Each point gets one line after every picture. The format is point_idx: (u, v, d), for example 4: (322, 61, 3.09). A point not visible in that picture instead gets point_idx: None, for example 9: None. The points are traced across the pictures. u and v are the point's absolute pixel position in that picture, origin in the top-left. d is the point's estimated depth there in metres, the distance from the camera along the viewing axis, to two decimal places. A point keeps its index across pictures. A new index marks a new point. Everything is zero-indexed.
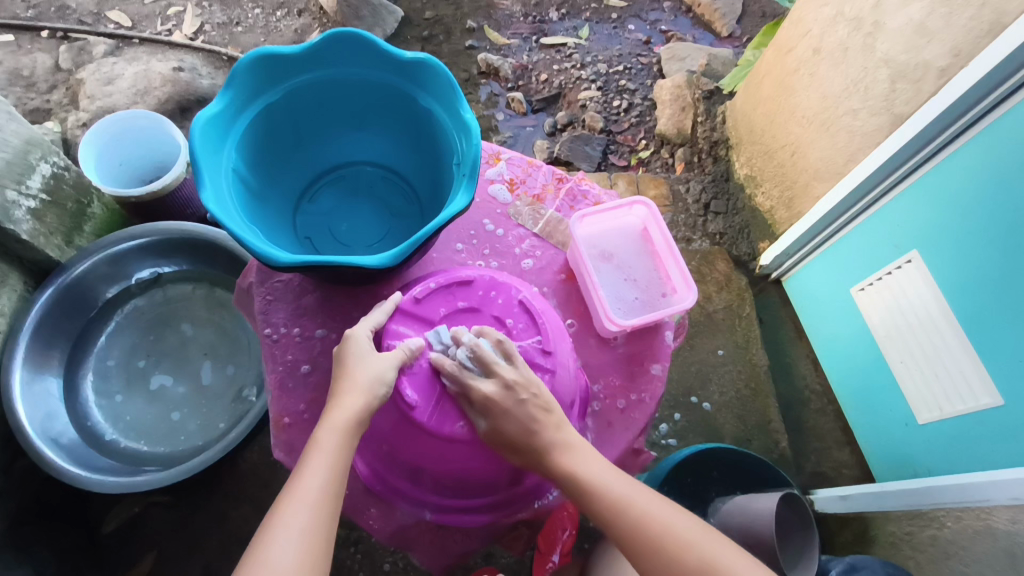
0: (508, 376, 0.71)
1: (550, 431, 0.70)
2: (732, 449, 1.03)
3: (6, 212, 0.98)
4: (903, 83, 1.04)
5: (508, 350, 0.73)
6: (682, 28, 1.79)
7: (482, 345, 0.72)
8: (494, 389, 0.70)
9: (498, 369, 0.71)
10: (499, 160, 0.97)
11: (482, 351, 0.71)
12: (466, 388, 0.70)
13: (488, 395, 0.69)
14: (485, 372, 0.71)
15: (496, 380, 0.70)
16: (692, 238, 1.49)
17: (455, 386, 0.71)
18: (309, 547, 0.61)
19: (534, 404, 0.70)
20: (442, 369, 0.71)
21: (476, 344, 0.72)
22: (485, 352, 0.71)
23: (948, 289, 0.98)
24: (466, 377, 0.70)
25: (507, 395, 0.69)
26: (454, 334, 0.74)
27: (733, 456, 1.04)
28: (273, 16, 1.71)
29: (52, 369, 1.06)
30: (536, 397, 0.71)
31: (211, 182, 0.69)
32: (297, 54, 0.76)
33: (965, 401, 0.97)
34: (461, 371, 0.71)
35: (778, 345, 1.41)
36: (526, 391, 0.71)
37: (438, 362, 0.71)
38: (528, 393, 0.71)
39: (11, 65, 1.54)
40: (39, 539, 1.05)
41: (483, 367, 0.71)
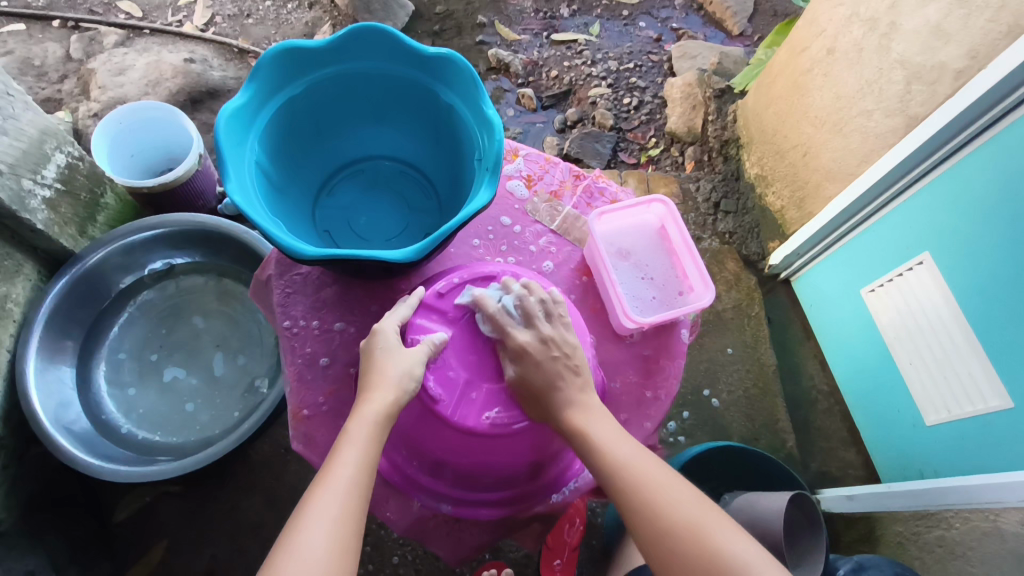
0: (546, 330, 0.74)
1: (583, 405, 0.72)
2: (717, 447, 1.01)
3: (22, 201, 0.98)
4: (918, 84, 1.04)
5: (550, 308, 0.76)
6: (693, 27, 1.79)
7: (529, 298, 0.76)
8: (530, 339, 0.73)
9: (538, 322, 0.74)
10: (516, 156, 0.98)
11: (526, 302, 0.75)
12: (503, 333, 0.74)
13: (522, 345, 0.72)
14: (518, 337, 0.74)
15: (535, 333, 0.74)
16: (702, 236, 1.49)
17: (494, 332, 0.75)
18: (338, 535, 0.62)
19: (563, 362, 0.73)
20: (484, 309, 0.74)
21: (523, 295, 0.75)
22: (529, 304, 0.75)
23: (959, 292, 0.99)
24: (506, 322, 0.74)
25: (541, 348, 0.73)
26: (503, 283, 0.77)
27: (720, 454, 1.03)
28: (284, 8, 1.70)
29: (65, 359, 1.07)
30: (567, 356, 0.74)
31: (235, 174, 0.69)
32: (319, 47, 0.76)
33: (974, 403, 0.98)
34: (505, 315, 0.74)
35: (786, 344, 1.41)
36: (559, 350, 0.74)
37: (482, 302, 0.75)
38: (562, 351, 0.74)
39: (22, 54, 1.54)
40: (52, 527, 1.06)
41: (528, 318, 0.75)
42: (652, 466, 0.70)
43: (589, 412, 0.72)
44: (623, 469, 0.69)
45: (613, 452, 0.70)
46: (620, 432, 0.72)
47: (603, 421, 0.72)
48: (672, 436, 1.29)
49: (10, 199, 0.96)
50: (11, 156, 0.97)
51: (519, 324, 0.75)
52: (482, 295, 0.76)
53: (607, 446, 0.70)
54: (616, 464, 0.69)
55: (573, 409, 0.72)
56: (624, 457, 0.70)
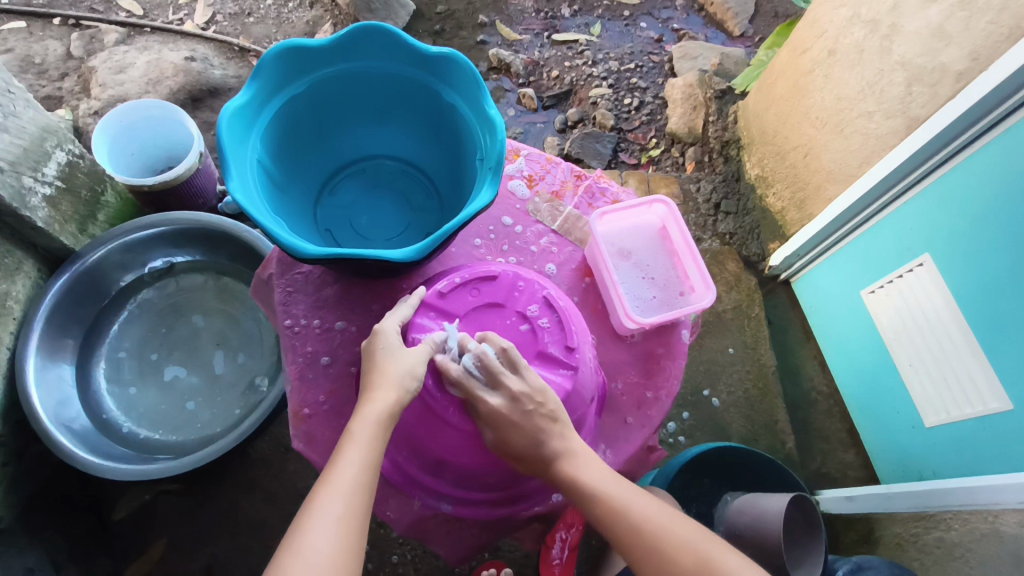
0: (516, 387, 0.70)
1: (570, 452, 0.72)
2: (726, 448, 1.00)
3: (22, 199, 0.98)
4: (919, 86, 1.04)
5: (512, 359, 0.72)
6: (694, 27, 1.79)
7: (488, 353, 0.71)
8: (501, 402, 0.70)
9: (504, 382, 0.70)
10: (518, 156, 0.98)
11: (488, 361, 0.71)
12: (472, 398, 0.70)
13: (493, 410, 0.69)
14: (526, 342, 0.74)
15: (503, 393, 0.70)
16: (702, 237, 1.49)
17: (459, 394, 0.72)
18: (343, 535, 0.62)
19: (540, 414, 0.71)
20: (447, 374, 0.71)
21: (481, 353, 0.71)
22: (489, 362, 0.71)
23: (959, 294, 0.99)
24: (472, 386, 0.70)
25: (513, 409, 0.69)
26: (462, 339, 0.73)
27: (719, 453, 1.02)
28: (285, 7, 1.70)
29: (65, 357, 1.07)
30: (543, 408, 0.71)
31: (237, 173, 0.69)
32: (321, 46, 0.77)
33: (974, 405, 0.98)
34: (467, 377, 0.71)
35: (786, 345, 1.42)
36: (532, 404, 0.70)
37: (444, 367, 0.71)
38: (535, 404, 0.71)
39: (23, 51, 1.54)
40: (51, 525, 1.06)
41: None
42: (649, 504, 0.71)
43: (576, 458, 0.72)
44: (623, 511, 0.69)
45: (611, 498, 0.70)
46: (609, 473, 0.73)
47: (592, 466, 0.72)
48: (672, 436, 1.29)
49: (11, 196, 0.95)
50: (11, 154, 0.97)
51: (485, 383, 0.71)
52: (442, 358, 0.72)
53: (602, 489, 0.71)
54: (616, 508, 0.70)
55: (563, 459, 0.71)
56: (621, 499, 0.70)
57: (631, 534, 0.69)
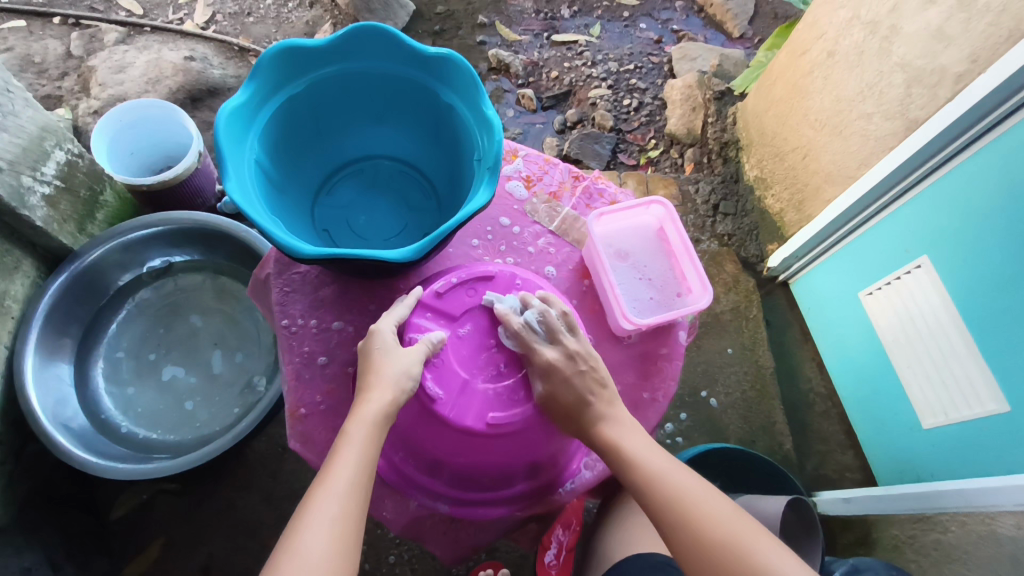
0: (571, 346, 0.76)
1: (612, 418, 0.76)
2: (731, 449, 1.01)
3: (21, 197, 0.98)
4: (919, 88, 1.04)
5: (572, 323, 0.77)
6: (693, 28, 1.79)
7: (551, 313, 0.77)
8: (557, 356, 0.74)
9: (564, 339, 0.75)
10: (516, 157, 0.98)
11: (551, 318, 0.76)
12: (528, 350, 0.74)
13: (551, 361, 0.73)
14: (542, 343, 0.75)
15: (560, 349, 0.75)
16: (701, 238, 1.49)
17: (518, 346, 0.76)
18: (340, 536, 0.62)
19: (591, 377, 0.75)
20: (509, 324, 0.75)
21: (546, 311, 0.76)
22: (552, 320, 0.76)
23: (957, 295, 0.99)
24: (531, 338, 0.75)
25: (569, 365, 0.74)
26: (522, 298, 0.78)
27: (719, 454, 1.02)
28: (285, 7, 1.70)
29: (63, 356, 1.07)
30: (594, 370, 0.76)
31: (234, 173, 0.69)
32: (319, 46, 0.77)
33: (972, 406, 0.98)
34: (528, 330, 0.75)
35: (784, 347, 1.42)
36: (586, 364, 0.75)
37: (506, 317, 0.75)
38: (587, 365, 0.76)
39: (22, 50, 1.54)
40: (49, 524, 1.06)
41: (548, 334, 0.76)
42: (688, 479, 0.71)
43: (618, 425, 0.75)
44: (658, 479, 0.71)
45: (651, 466, 0.72)
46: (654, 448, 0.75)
47: (635, 434, 0.75)
48: (669, 437, 1.29)
49: (10, 195, 0.96)
50: (11, 152, 0.97)
51: (543, 340, 0.76)
52: (505, 310, 0.76)
53: (642, 459, 0.72)
54: (653, 477, 0.71)
55: (604, 423, 0.75)
56: (659, 470, 0.71)
57: (664, 503, 0.69)
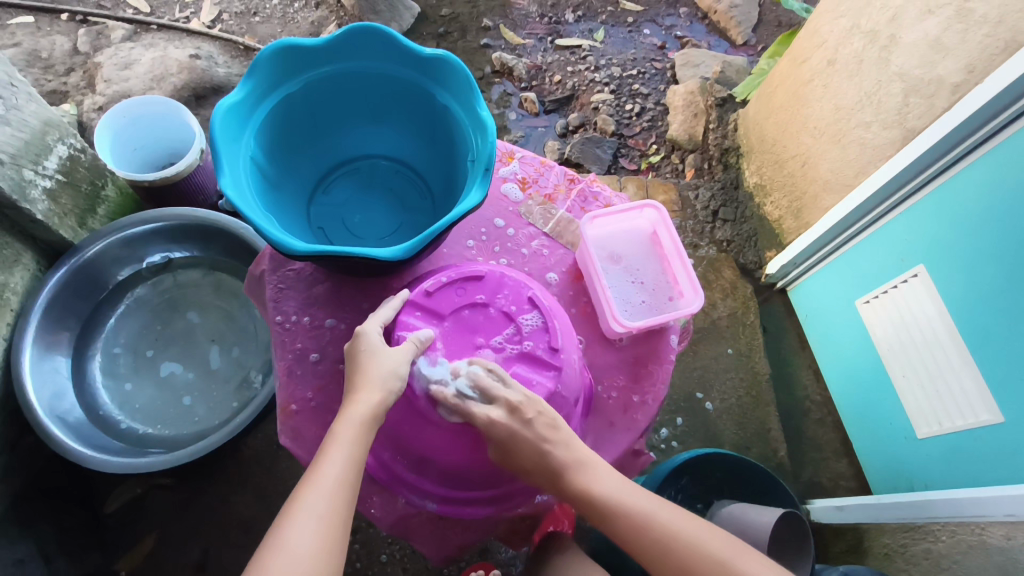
0: (512, 398, 0.71)
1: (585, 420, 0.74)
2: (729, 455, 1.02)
3: (22, 191, 0.99)
4: (916, 98, 1.04)
5: (502, 374, 0.73)
6: (697, 35, 1.80)
7: (479, 372, 0.73)
8: (499, 414, 0.70)
9: (500, 394, 0.71)
10: (512, 159, 0.98)
11: (481, 378, 0.72)
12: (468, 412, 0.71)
13: None
14: (486, 399, 0.72)
15: (500, 404, 0.71)
16: (700, 243, 1.48)
17: (459, 416, 0.71)
18: (325, 535, 0.62)
19: (541, 421, 0.72)
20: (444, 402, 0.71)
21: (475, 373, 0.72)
22: (483, 379, 0.72)
23: (951, 305, 0.99)
24: (469, 406, 0.71)
25: (513, 417, 0.71)
26: (452, 366, 0.73)
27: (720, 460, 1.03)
28: (290, 7, 1.71)
29: (61, 349, 1.08)
30: (543, 415, 0.72)
31: (229, 168, 0.70)
32: (316, 45, 0.77)
33: (966, 416, 0.98)
34: (463, 400, 0.71)
35: (781, 354, 1.41)
36: (532, 412, 0.72)
37: (441, 395, 0.71)
38: (533, 412, 0.72)
39: (30, 46, 1.55)
40: (43, 516, 1.06)
41: (483, 394, 0.72)
42: (677, 516, 0.73)
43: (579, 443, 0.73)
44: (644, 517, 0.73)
45: (638, 514, 0.73)
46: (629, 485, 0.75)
47: (600, 469, 0.75)
48: (664, 442, 1.29)
49: (11, 188, 0.96)
50: (13, 146, 0.98)
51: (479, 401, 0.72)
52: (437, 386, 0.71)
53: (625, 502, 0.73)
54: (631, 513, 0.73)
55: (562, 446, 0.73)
56: (648, 513, 0.73)
57: (647, 538, 0.71)
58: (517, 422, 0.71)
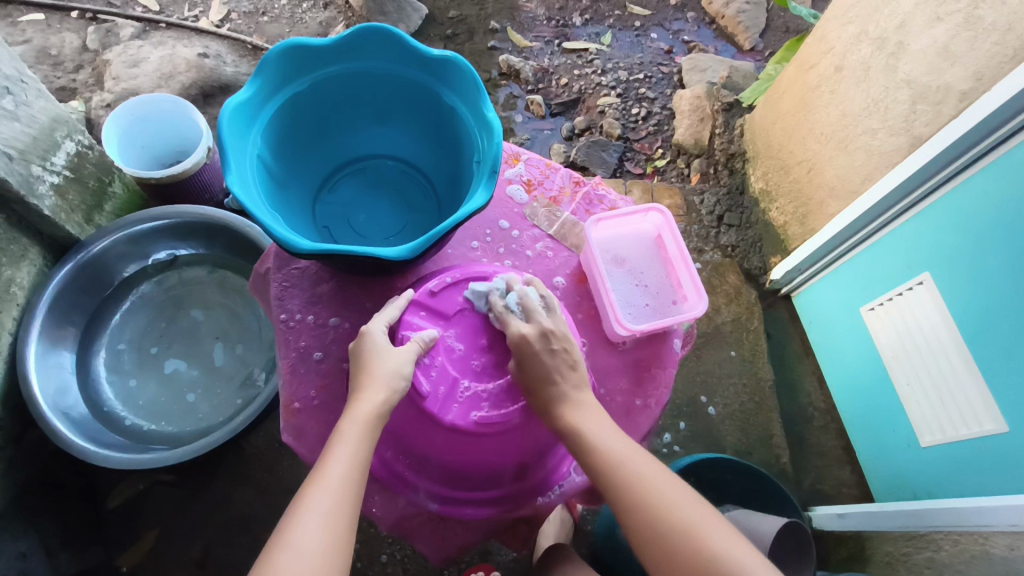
0: (547, 325, 0.76)
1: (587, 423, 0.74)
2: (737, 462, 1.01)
3: (30, 186, 1.00)
4: (924, 105, 1.04)
5: (549, 304, 0.78)
6: (705, 40, 1.80)
7: (529, 295, 0.78)
8: (530, 330, 0.74)
9: (539, 317, 0.75)
10: (517, 161, 0.98)
11: (529, 300, 0.77)
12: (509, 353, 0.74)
13: (527, 362, 0.72)
14: (526, 317, 0.76)
15: (536, 326, 0.75)
16: (704, 248, 1.48)
17: (500, 326, 0.76)
18: (331, 534, 0.62)
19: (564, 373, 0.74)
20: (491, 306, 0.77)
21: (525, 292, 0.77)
22: (531, 301, 0.77)
23: (956, 313, 0.98)
24: (508, 316, 0.76)
25: (542, 341, 0.74)
26: (507, 280, 0.79)
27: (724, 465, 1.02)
28: (299, 7, 1.72)
29: (66, 344, 1.08)
30: (567, 352, 0.75)
31: (236, 166, 0.70)
32: (324, 45, 0.78)
33: (970, 425, 0.97)
34: (507, 310, 0.76)
35: (784, 360, 1.41)
36: (559, 344, 0.75)
37: (493, 301, 0.77)
38: (561, 345, 0.75)
39: (40, 43, 1.56)
40: (46, 510, 1.07)
41: (525, 312, 0.76)
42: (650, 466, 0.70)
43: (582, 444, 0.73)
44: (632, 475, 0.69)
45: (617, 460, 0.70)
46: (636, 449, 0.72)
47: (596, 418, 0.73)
48: (666, 446, 1.29)
49: (19, 184, 0.97)
50: (21, 142, 0.98)
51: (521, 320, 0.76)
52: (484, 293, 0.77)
53: (627, 461, 0.70)
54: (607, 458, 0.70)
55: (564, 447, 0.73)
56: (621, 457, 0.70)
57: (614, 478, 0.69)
58: (541, 369, 0.73)
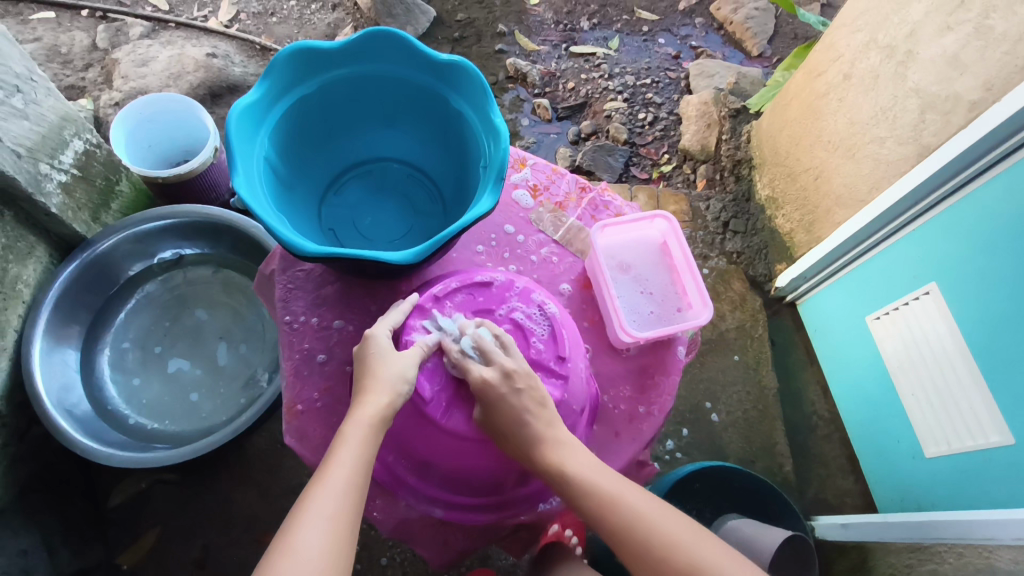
0: (508, 364, 0.73)
1: None
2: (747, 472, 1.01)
3: (38, 184, 1.00)
4: (932, 114, 1.03)
5: (507, 344, 0.75)
6: (713, 45, 1.79)
7: (484, 337, 0.75)
8: (492, 374, 0.71)
9: (497, 358, 0.73)
10: (524, 165, 0.98)
11: (485, 341, 0.74)
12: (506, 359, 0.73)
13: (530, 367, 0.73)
14: (485, 360, 0.74)
15: (496, 367, 0.72)
16: (709, 255, 1.47)
17: (456, 371, 0.74)
18: (334, 538, 0.62)
19: (530, 396, 0.72)
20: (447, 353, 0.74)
21: (478, 335, 0.74)
22: (486, 343, 0.74)
23: (963, 324, 0.98)
24: (466, 363, 0.73)
25: (504, 381, 0.71)
26: (459, 323, 0.77)
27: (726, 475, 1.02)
28: (308, 8, 1.73)
29: (71, 342, 1.08)
30: (532, 389, 0.73)
31: (243, 168, 0.70)
32: (333, 49, 0.78)
33: (975, 437, 0.97)
34: (463, 356, 0.73)
35: (788, 369, 1.40)
36: (523, 382, 0.72)
37: (447, 346, 0.75)
38: (525, 382, 0.72)
39: (50, 41, 1.57)
40: (48, 507, 1.07)
41: (483, 355, 0.74)
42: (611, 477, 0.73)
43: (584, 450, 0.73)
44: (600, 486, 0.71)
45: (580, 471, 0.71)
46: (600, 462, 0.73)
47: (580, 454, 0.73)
48: (668, 453, 1.29)
49: (27, 181, 0.97)
50: (30, 140, 0.99)
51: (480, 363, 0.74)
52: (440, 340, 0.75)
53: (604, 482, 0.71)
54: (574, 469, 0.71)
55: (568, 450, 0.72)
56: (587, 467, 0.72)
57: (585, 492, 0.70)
58: (506, 390, 0.71)
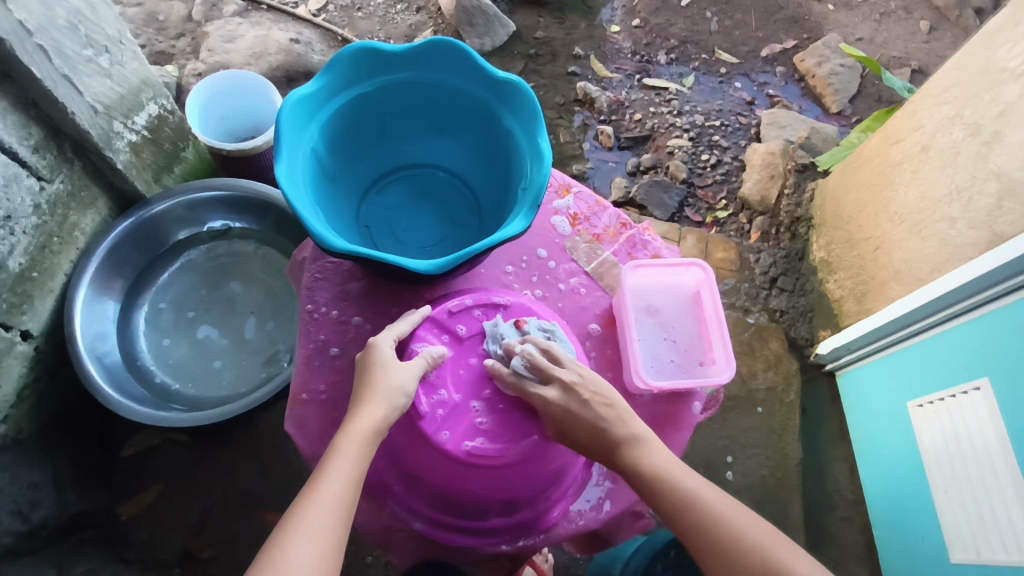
0: (568, 378, 0.74)
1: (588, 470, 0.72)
2: None
3: (108, 139, 1.05)
4: (1011, 201, 0.97)
5: (552, 354, 0.77)
6: (790, 96, 1.75)
7: (532, 352, 0.76)
8: (556, 395, 0.73)
9: (557, 373, 0.74)
10: (567, 192, 0.97)
11: (535, 358, 0.75)
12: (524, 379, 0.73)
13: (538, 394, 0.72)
14: (542, 378, 0.74)
15: (557, 385, 0.74)
16: (750, 309, 1.43)
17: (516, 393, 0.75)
18: (323, 546, 0.61)
19: (571, 428, 0.72)
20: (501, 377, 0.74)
21: (528, 352, 0.75)
22: (537, 358, 0.75)
23: (1012, 428, 0.91)
24: (523, 384, 0.74)
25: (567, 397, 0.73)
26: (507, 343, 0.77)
27: None
28: (393, 8, 1.77)
29: (112, 294, 1.13)
30: (597, 395, 0.74)
31: (287, 157, 0.72)
32: (395, 52, 0.79)
33: (1010, 550, 0.89)
34: (522, 377, 0.74)
35: (815, 441, 1.34)
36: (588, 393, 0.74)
37: (495, 367, 0.75)
38: (588, 391, 0.74)
39: (149, 7, 1.65)
40: (64, 447, 1.11)
41: (539, 373, 0.74)
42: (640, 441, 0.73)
43: None
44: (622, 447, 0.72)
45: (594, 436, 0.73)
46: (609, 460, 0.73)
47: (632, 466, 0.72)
48: None
49: (99, 136, 1.02)
50: (109, 98, 1.04)
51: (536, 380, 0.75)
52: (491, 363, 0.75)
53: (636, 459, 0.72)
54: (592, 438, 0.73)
55: None
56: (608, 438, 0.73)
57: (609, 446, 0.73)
58: None
